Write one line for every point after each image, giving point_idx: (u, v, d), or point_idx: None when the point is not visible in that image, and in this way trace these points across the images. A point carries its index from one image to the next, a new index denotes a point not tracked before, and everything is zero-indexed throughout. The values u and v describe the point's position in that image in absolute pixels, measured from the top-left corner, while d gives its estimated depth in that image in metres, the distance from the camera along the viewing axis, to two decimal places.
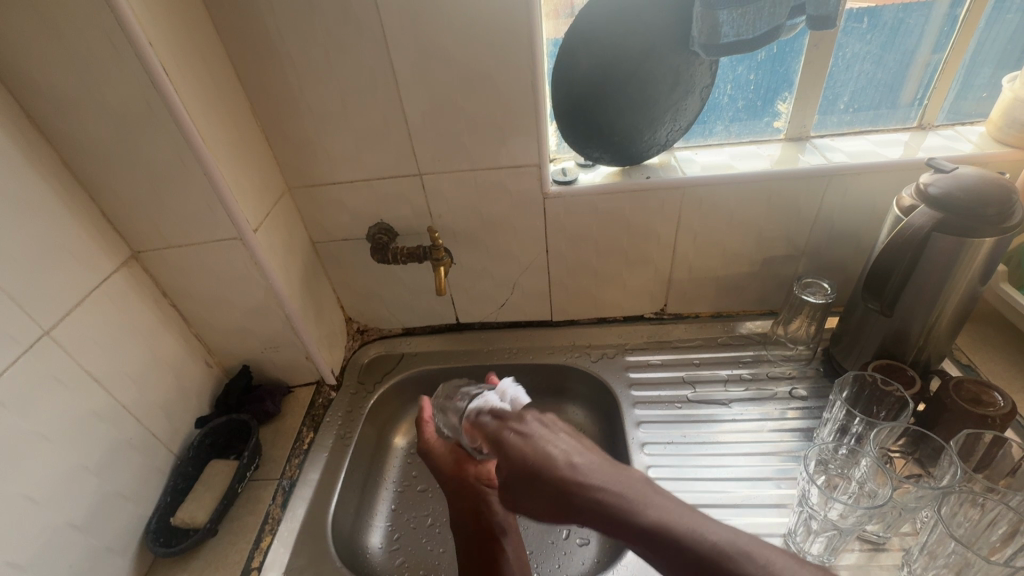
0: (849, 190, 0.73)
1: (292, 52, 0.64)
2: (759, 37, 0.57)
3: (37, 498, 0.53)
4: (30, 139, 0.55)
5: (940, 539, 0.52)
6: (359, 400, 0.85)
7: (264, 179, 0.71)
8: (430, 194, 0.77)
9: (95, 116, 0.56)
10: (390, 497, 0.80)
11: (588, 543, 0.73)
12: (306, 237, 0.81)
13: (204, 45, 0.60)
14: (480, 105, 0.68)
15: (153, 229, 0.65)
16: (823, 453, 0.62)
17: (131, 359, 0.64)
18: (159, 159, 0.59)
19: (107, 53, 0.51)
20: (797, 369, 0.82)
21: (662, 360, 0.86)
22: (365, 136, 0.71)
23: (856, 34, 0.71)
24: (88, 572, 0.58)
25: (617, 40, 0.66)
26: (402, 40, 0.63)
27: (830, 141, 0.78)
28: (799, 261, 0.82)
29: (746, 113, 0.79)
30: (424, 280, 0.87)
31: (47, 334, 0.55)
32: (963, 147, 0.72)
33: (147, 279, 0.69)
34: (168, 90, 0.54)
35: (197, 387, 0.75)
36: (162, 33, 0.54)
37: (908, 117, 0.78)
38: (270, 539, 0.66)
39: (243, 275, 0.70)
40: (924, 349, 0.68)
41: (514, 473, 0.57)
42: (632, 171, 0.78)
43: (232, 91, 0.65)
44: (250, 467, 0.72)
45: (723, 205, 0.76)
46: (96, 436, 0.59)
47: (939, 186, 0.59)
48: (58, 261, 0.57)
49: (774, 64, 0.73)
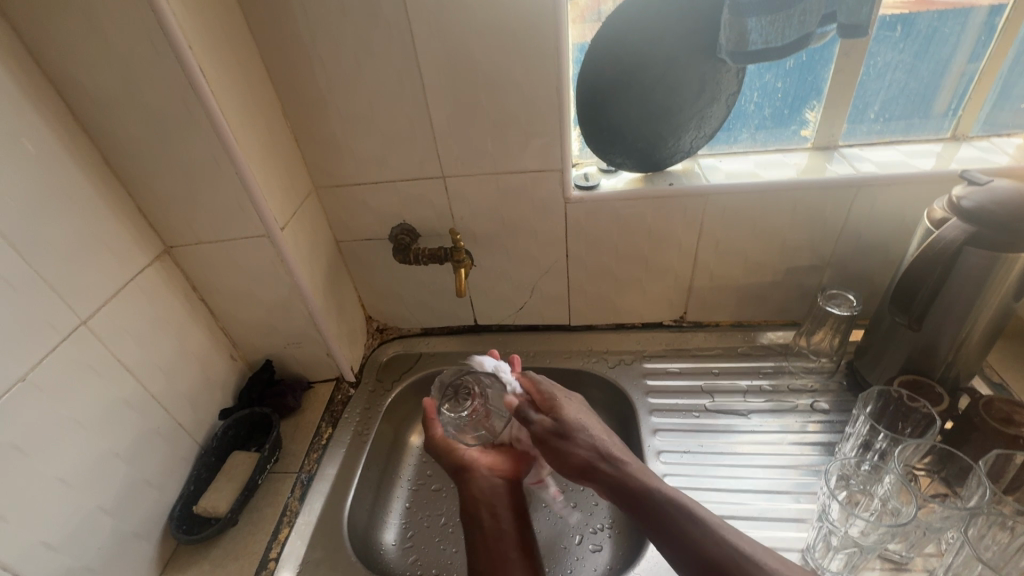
0: (878, 201, 0.72)
1: (324, 56, 0.66)
2: (788, 46, 0.57)
3: (69, 481, 0.55)
4: (74, 136, 0.58)
5: (967, 561, 0.51)
6: (377, 398, 0.86)
7: (292, 178, 0.73)
8: (453, 197, 0.78)
9: (136, 115, 0.58)
10: (404, 495, 0.81)
11: (601, 549, 0.73)
12: (331, 236, 0.83)
13: (240, 49, 0.62)
14: (505, 109, 0.69)
15: (186, 225, 0.67)
16: (844, 468, 0.61)
17: (163, 349, 0.67)
18: (195, 158, 0.61)
19: (149, 56, 0.53)
20: (819, 383, 0.80)
21: (680, 368, 0.85)
22: (391, 138, 0.72)
23: (888, 43, 0.70)
24: (115, 555, 0.59)
25: (644, 47, 0.66)
26: (429, 45, 0.64)
27: (858, 150, 0.77)
28: (824, 272, 0.81)
29: (773, 121, 0.78)
30: (445, 281, 0.88)
31: (83, 324, 0.57)
32: (999, 159, 0.71)
33: (178, 272, 0.71)
34: (205, 92, 0.56)
35: (222, 380, 0.77)
36: (201, 36, 0.56)
37: (941, 128, 0.77)
38: (287, 531, 0.67)
39: (269, 271, 0.71)
40: (952, 365, 0.66)
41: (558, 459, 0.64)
42: (655, 177, 0.78)
43: (265, 93, 0.67)
44: (271, 460, 0.74)
45: (747, 213, 0.75)
46: (127, 423, 0.62)
47: (972, 200, 0.57)
48: (96, 254, 0.59)
49: (803, 72, 0.72)
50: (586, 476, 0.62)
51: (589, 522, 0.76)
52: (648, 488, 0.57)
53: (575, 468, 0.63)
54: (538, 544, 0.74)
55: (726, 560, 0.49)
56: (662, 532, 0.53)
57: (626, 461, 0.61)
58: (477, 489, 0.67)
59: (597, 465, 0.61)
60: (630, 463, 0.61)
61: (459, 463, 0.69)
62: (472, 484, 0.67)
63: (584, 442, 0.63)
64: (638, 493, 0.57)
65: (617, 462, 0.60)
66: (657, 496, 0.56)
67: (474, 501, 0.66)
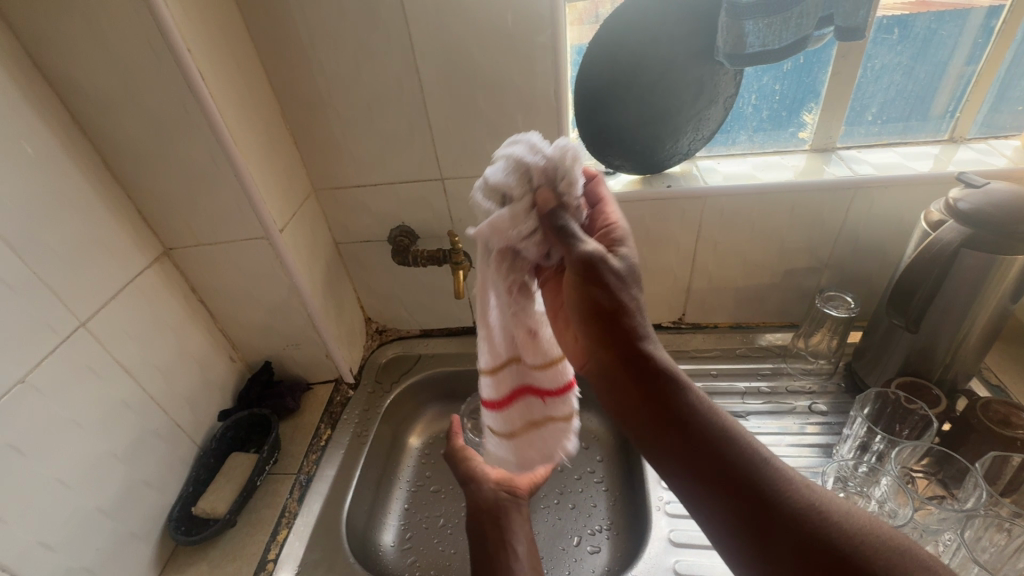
0: (876, 203, 0.72)
1: (323, 58, 0.66)
2: (786, 48, 0.57)
3: (68, 482, 0.55)
4: (73, 138, 0.58)
5: (963, 563, 0.51)
6: (376, 400, 0.86)
7: (291, 180, 0.73)
8: (452, 199, 0.78)
9: (135, 117, 0.58)
10: (403, 496, 0.81)
11: (599, 550, 0.73)
12: (330, 238, 0.83)
13: (239, 52, 0.63)
14: (504, 111, 0.69)
15: (185, 226, 0.67)
16: (841, 469, 0.62)
17: (162, 350, 0.67)
18: (193, 160, 0.61)
19: (148, 58, 0.54)
20: (817, 384, 0.80)
21: (678, 370, 0.85)
22: (390, 140, 0.73)
23: (886, 45, 0.70)
24: (114, 555, 0.60)
25: (642, 50, 0.66)
26: (428, 47, 0.64)
27: (856, 152, 0.77)
28: (822, 274, 0.81)
29: (771, 123, 0.78)
30: (444, 282, 0.88)
31: (82, 326, 0.57)
32: (996, 161, 0.71)
33: (177, 274, 0.71)
34: (205, 94, 0.56)
35: (221, 381, 0.78)
36: (201, 39, 0.56)
37: (938, 130, 0.77)
38: (286, 532, 0.67)
39: (268, 273, 0.72)
40: (950, 367, 0.66)
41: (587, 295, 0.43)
42: (653, 179, 0.78)
43: (264, 95, 0.68)
44: (270, 461, 0.74)
45: (745, 215, 0.75)
46: (126, 424, 0.62)
47: (969, 202, 0.57)
48: (96, 255, 0.59)
49: (801, 74, 0.73)
50: (614, 340, 0.43)
51: (588, 524, 0.76)
52: (690, 394, 0.43)
53: (599, 313, 0.43)
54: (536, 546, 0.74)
55: (805, 505, 0.39)
56: (722, 480, 0.40)
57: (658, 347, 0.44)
58: (483, 502, 0.67)
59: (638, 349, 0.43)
60: (657, 347, 0.44)
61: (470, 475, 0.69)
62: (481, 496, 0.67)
63: (633, 312, 0.44)
64: (666, 375, 0.43)
65: (649, 347, 0.43)
66: (694, 400, 0.43)
67: (483, 513, 0.66)
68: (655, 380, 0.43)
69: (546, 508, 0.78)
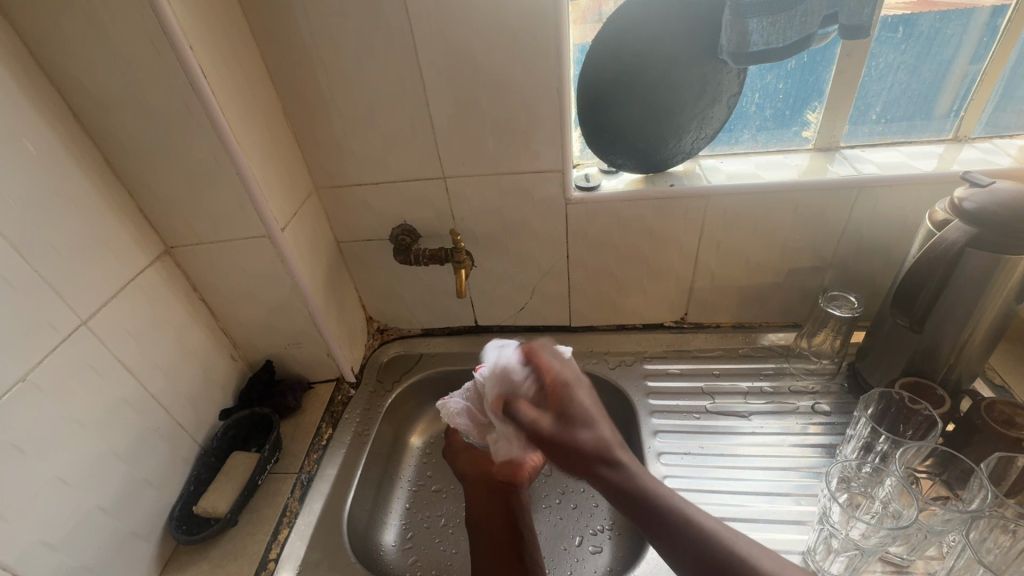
0: (879, 203, 0.72)
1: (325, 56, 0.66)
2: (790, 46, 0.57)
3: (69, 481, 0.55)
4: (74, 136, 0.58)
5: (968, 564, 0.51)
6: (377, 399, 0.86)
7: (293, 178, 0.73)
8: (454, 198, 0.78)
9: (136, 115, 0.58)
10: (404, 496, 0.81)
11: (601, 551, 0.72)
12: (331, 237, 0.83)
13: (241, 50, 0.62)
14: (506, 109, 0.69)
15: (186, 225, 0.67)
16: (845, 470, 0.61)
17: (163, 349, 0.67)
18: (195, 158, 0.61)
19: (150, 56, 0.54)
20: (820, 385, 0.80)
21: (681, 369, 0.85)
22: (392, 139, 0.72)
23: (890, 44, 0.70)
24: (114, 555, 0.59)
25: (645, 49, 0.66)
26: (430, 45, 0.64)
27: (860, 152, 0.76)
28: (825, 273, 0.81)
29: (775, 122, 0.78)
30: (445, 281, 0.88)
31: (83, 324, 0.57)
32: (1001, 160, 0.70)
33: (178, 272, 0.71)
34: (206, 92, 0.56)
35: (222, 380, 0.77)
36: (203, 37, 0.56)
37: (942, 129, 0.76)
38: (287, 532, 0.67)
39: (269, 272, 0.71)
40: (954, 368, 0.66)
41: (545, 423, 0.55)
42: (655, 178, 0.78)
43: (266, 93, 0.67)
44: (271, 460, 0.74)
45: (748, 214, 0.75)
46: (127, 423, 0.62)
47: (974, 201, 0.57)
48: (97, 254, 0.59)
49: (804, 73, 0.72)
50: (567, 454, 0.52)
51: (590, 524, 0.76)
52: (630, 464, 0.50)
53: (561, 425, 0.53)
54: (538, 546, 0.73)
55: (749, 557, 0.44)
56: (665, 536, 0.46)
57: (603, 427, 0.52)
58: (483, 502, 0.72)
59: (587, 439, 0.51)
60: (599, 426, 0.52)
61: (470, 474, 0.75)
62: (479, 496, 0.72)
63: (588, 427, 0.52)
64: (604, 451, 0.50)
65: (595, 428, 0.52)
66: (633, 466, 0.50)
67: (481, 510, 0.71)
68: (592, 451, 0.50)
69: (548, 507, 0.78)
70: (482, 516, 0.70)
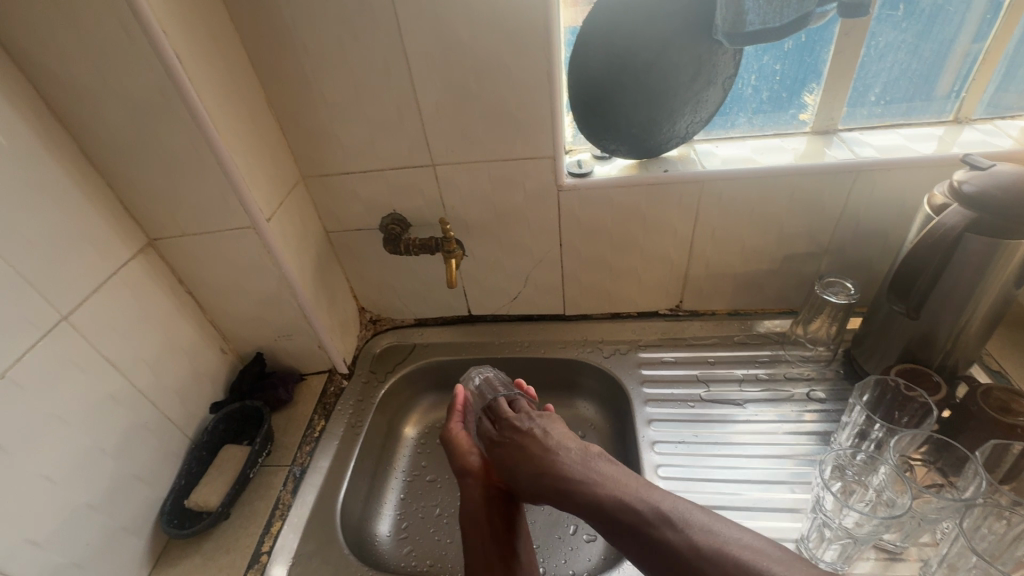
0: (877, 187, 0.70)
1: (307, 41, 0.64)
2: (786, 26, 0.55)
3: (55, 478, 0.54)
4: (47, 125, 0.56)
5: (961, 552, 0.51)
6: (371, 390, 0.85)
7: (279, 168, 0.71)
8: (444, 186, 0.76)
9: (112, 104, 0.56)
10: (399, 486, 0.81)
11: (596, 539, 0.72)
12: (321, 227, 0.81)
13: (218, 34, 0.60)
14: (495, 93, 0.67)
15: (169, 216, 0.65)
16: (840, 458, 0.60)
17: (150, 344, 0.66)
18: (174, 148, 0.59)
19: (122, 42, 0.51)
20: (815, 371, 0.80)
21: (675, 358, 0.84)
22: (379, 126, 0.71)
23: (890, 22, 0.68)
24: (105, 551, 0.59)
25: (638, 30, 0.64)
26: (416, 30, 0.62)
27: (858, 135, 0.75)
28: (822, 259, 0.80)
29: (771, 104, 0.76)
30: (437, 271, 0.87)
31: (65, 319, 0.56)
32: (1002, 142, 0.68)
33: (163, 265, 0.70)
34: (181, 77, 0.54)
35: (212, 372, 0.77)
36: (177, 20, 0.54)
37: (943, 110, 0.75)
38: (280, 524, 0.67)
39: (256, 263, 0.70)
40: (951, 353, 0.65)
41: (508, 469, 0.64)
42: (649, 163, 0.76)
43: (246, 79, 0.65)
44: (263, 453, 0.73)
45: (743, 200, 0.74)
46: (114, 419, 0.61)
47: (973, 184, 0.56)
48: (77, 247, 0.58)
49: (802, 53, 0.70)
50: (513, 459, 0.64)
51: None
52: (573, 477, 0.58)
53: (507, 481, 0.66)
54: (533, 534, 0.74)
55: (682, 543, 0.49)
56: (605, 520, 0.54)
57: (538, 445, 0.63)
58: (474, 495, 0.66)
59: (551, 457, 0.61)
60: (540, 441, 0.64)
61: (468, 469, 0.69)
62: (471, 492, 0.67)
63: (533, 446, 0.63)
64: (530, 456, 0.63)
65: (530, 448, 0.63)
66: (577, 480, 0.57)
67: (472, 507, 0.65)
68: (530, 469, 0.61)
69: None
70: (476, 512, 0.64)
